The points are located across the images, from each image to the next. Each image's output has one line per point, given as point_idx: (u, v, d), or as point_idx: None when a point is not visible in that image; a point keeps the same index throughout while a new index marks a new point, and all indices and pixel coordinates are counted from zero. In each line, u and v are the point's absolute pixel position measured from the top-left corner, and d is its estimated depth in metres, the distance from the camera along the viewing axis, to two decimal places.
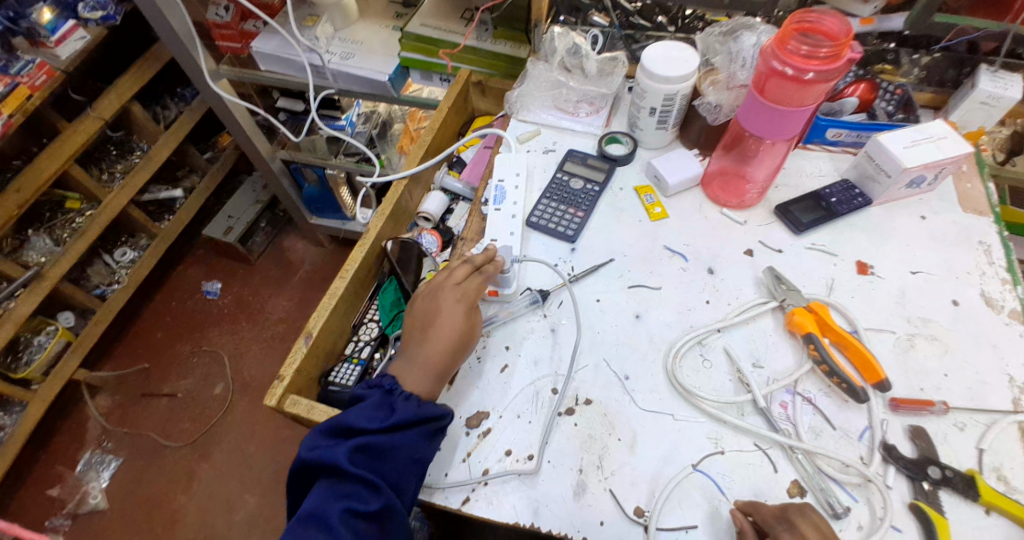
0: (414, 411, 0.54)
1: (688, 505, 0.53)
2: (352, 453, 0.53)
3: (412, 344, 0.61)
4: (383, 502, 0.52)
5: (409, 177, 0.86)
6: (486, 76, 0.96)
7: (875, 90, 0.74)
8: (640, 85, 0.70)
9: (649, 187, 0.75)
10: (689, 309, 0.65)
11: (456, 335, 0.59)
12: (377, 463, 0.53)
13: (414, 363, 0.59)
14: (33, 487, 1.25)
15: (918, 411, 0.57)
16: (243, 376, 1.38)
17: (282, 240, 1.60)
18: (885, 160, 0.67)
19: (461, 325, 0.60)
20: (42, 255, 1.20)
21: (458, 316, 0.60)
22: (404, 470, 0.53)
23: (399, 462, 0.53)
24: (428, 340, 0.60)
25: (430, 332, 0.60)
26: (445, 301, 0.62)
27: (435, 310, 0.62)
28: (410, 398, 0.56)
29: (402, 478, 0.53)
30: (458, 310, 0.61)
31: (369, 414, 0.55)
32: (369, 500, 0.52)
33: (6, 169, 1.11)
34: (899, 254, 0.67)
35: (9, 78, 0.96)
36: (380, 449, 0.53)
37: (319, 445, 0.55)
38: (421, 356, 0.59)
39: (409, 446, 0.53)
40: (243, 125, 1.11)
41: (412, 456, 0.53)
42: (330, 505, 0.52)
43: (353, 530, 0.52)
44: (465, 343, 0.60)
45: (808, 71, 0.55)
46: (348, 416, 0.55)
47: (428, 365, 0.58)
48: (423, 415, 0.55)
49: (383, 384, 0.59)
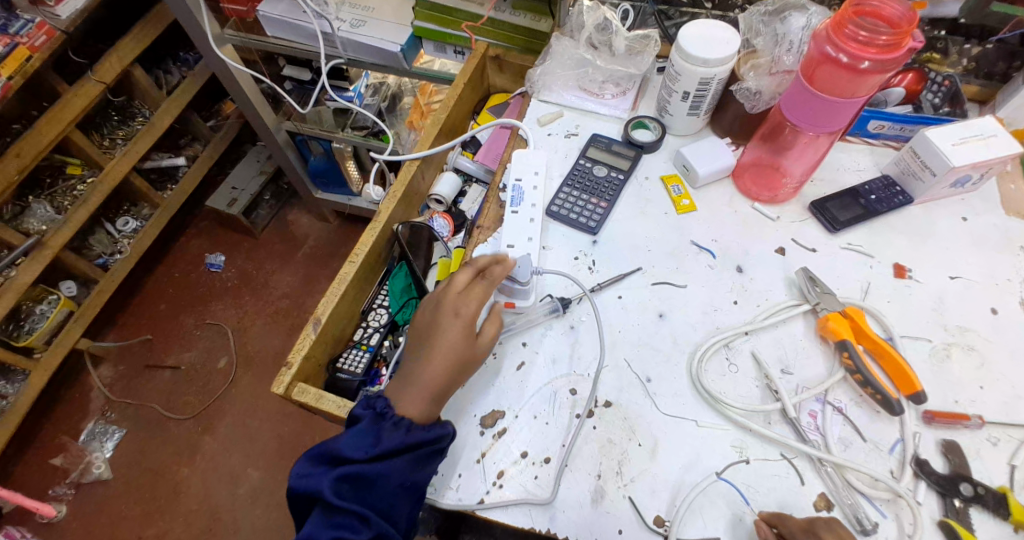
0: (401, 440, 0.51)
1: (711, 515, 0.51)
2: (339, 484, 0.50)
3: (408, 363, 0.57)
4: (375, 531, 0.50)
5: (421, 159, 0.81)
6: (503, 49, 0.91)
7: (923, 81, 0.71)
8: (673, 67, 0.66)
9: (676, 176, 0.71)
10: (715, 310, 0.62)
11: (453, 355, 0.55)
12: (365, 492, 0.51)
13: (409, 384, 0.55)
14: (37, 455, 1.24)
15: (953, 425, 0.54)
16: (247, 351, 1.36)
17: (287, 213, 1.56)
18: (930, 158, 0.62)
19: (460, 343, 0.55)
20: (43, 223, 1.17)
21: (456, 333, 0.55)
22: (395, 497, 0.51)
23: (389, 490, 0.51)
24: (425, 359, 0.55)
25: (427, 350, 0.56)
26: (444, 317, 0.57)
27: (433, 326, 0.57)
28: (400, 423, 0.53)
29: (392, 505, 0.51)
30: (456, 325, 0.56)
31: (353, 442, 0.52)
32: (358, 531, 0.50)
33: (6, 132, 1.07)
34: (937, 257, 0.64)
35: (9, 38, 0.91)
36: (367, 479, 0.51)
37: (305, 472, 0.52)
38: (416, 378, 0.55)
39: (400, 474, 0.51)
40: (248, 93, 1.06)
41: (402, 482, 0.51)
42: (320, 533, 0.49)
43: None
44: (464, 362, 0.55)
45: (864, 60, 0.51)
46: (333, 443, 0.52)
47: (423, 387, 0.54)
48: (411, 441, 0.51)
49: (376, 406, 0.55)
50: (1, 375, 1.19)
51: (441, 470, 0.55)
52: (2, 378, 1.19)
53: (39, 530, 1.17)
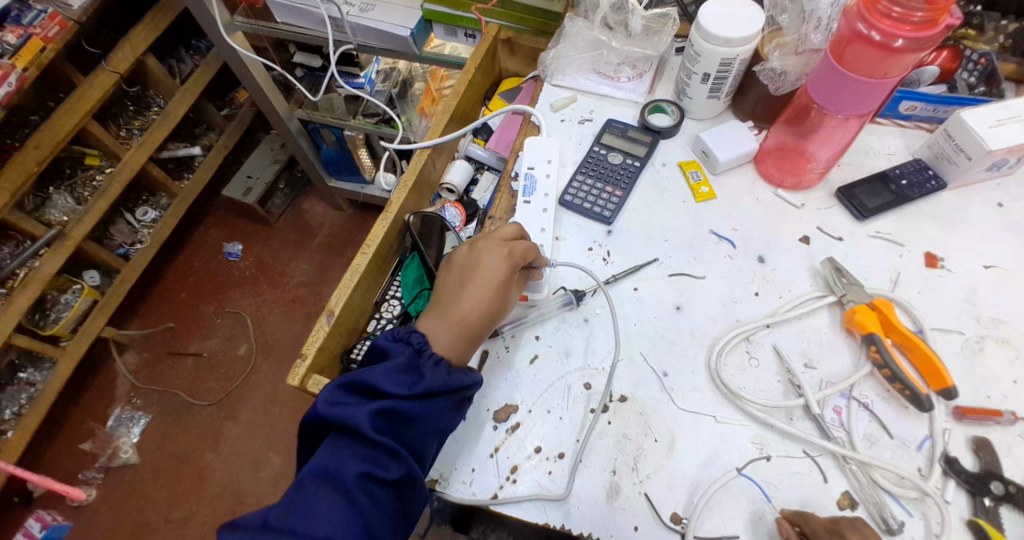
0: (444, 380, 0.51)
1: (729, 511, 0.50)
2: (374, 417, 0.49)
3: (444, 299, 0.56)
4: (404, 470, 0.49)
5: (432, 147, 0.80)
6: (516, 32, 0.87)
7: (958, 59, 0.67)
8: (693, 47, 0.63)
9: (695, 162, 0.68)
10: (734, 302, 0.60)
11: (495, 300, 0.55)
12: (399, 430, 0.50)
13: (446, 321, 0.55)
14: (67, 440, 1.28)
15: (984, 421, 0.52)
16: (265, 338, 1.37)
17: (301, 202, 1.56)
18: (966, 141, 0.59)
19: (502, 286, 0.56)
20: (64, 213, 1.18)
21: (501, 276, 0.56)
22: (428, 439, 0.50)
23: (423, 431, 0.50)
24: (466, 299, 0.55)
25: (467, 290, 0.55)
26: (487, 258, 0.56)
27: (476, 267, 0.56)
28: (440, 364, 0.52)
29: (423, 445, 0.50)
30: (501, 267, 0.56)
31: (394, 376, 0.51)
32: (389, 468, 0.49)
33: (24, 125, 1.08)
34: (971, 245, 0.61)
35: (22, 30, 0.91)
36: (405, 416, 0.50)
37: (339, 401, 0.50)
38: (454, 316, 0.54)
39: (437, 417, 0.50)
40: (259, 81, 1.05)
41: (436, 426, 0.51)
42: (348, 466, 0.48)
43: (371, 497, 0.48)
44: (502, 308, 0.56)
45: (898, 38, 0.48)
46: (371, 375, 0.51)
47: (462, 327, 0.54)
48: (453, 384, 0.52)
49: (412, 341, 0.53)
50: (30, 362, 1.22)
51: (454, 464, 0.54)
52: (31, 366, 1.22)
53: (70, 513, 1.21)
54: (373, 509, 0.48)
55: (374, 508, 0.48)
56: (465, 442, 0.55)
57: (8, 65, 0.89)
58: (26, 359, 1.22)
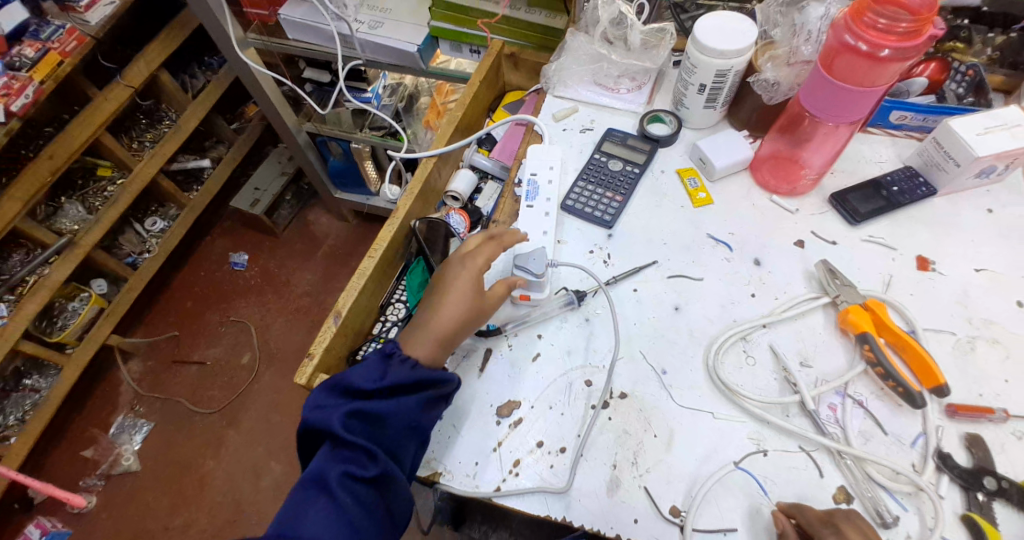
0: (408, 374, 0.53)
1: (727, 505, 0.51)
2: (347, 418, 0.51)
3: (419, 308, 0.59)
4: (381, 468, 0.50)
5: (438, 155, 0.83)
6: (519, 47, 0.90)
7: (946, 71, 0.70)
8: (690, 59, 0.66)
9: (693, 169, 0.71)
10: (732, 303, 0.61)
11: (463, 301, 0.57)
12: (374, 430, 0.52)
13: (418, 326, 0.57)
14: (68, 447, 1.28)
15: (976, 419, 0.53)
16: (269, 347, 1.39)
17: (307, 213, 1.59)
18: (954, 148, 0.61)
19: (470, 295, 0.57)
20: (75, 222, 1.21)
21: (468, 284, 0.58)
22: (402, 436, 0.52)
23: (395, 428, 0.51)
24: (436, 302, 0.58)
25: (437, 295, 0.58)
26: (455, 266, 0.60)
27: (446, 276, 0.59)
28: (406, 360, 0.54)
29: (399, 442, 0.52)
30: (468, 279, 0.58)
31: (364, 375, 0.54)
32: (367, 466, 0.50)
33: (39, 136, 1.11)
34: (961, 250, 0.63)
35: (41, 43, 0.95)
36: (377, 414, 0.52)
37: (319, 406, 0.53)
38: (425, 320, 0.57)
39: (406, 413, 0.51)
40: (270, 95, 1.09)
41: (408, 422, 0.52)
42: (330, 468, 0.50)
43: (353, 497, 0.50)
44: (474, 311, 0.57)
45: (884, 48, 0.51)
46: (344, 378, 0.54)
47: (432, 329, 0.56)
48: (418, 377, 0.53)
49: (384, 348, 0.56)
50: (35, 369, 1.24)
51: (458, 459, 0.55)
52: (36, 373, 1.23)
53: (69, 521, 1.21)
54: (355, 508, 0.50)
55: (357, 507, 0.50)
56: (468, 436, 0.56)
57: (25, 77, 0.92)
58: (31, 367, 1.24)
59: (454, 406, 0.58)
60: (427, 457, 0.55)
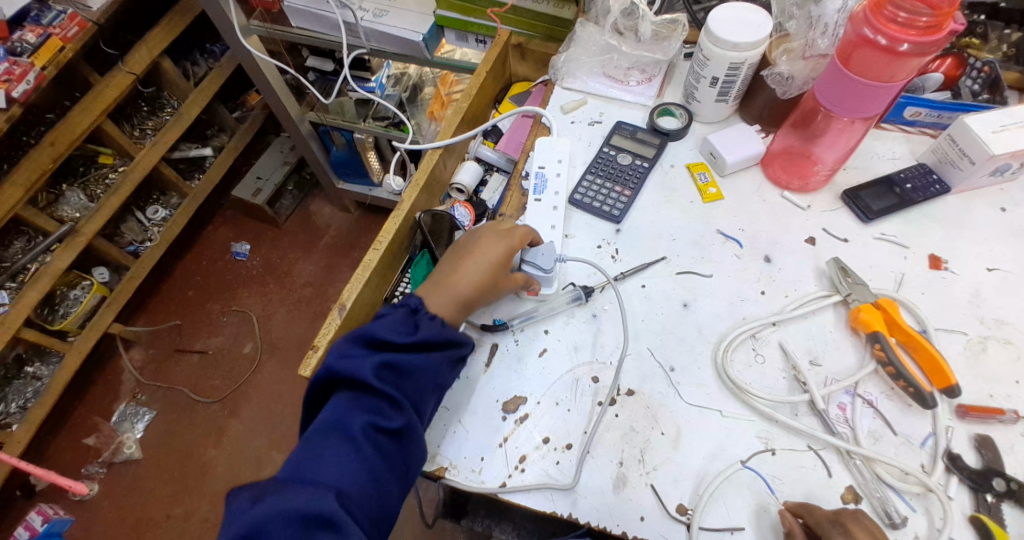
0: (438, 330, 0.54)
1: (734, 504, 0.51)
2: (377, 368, 0.51)
3: (444, 267, 0.60)
4: (406, 420, 0.50)
5: (443, 147, 0.81)
6: (526, 37, 0.89)
7: (963, 66, 0.69)
8: (702, 52, 0.64)
9: (703, 164, 0.70)
10: (741, 300, 0.61)
11: (488, 270, 0.58)
12: (400, 382, 0.52)
13: (442, 286, 0.58)
14: (71, 435, 1.28)
15: (987, 420, 0.52)
16: (271, 337, 1.39)
17: (310, 203, 1.58)
18: (969, 146, 0.60)
19: (498, 261, 0.59)
20: (76, 210, 1.20)
21: (498, 252, 0.59)
22: (426, 390, 0.52)
23: (422, 383, 0.52)
24: (461, 266, 0.58)
25: (464, 259, 0.59)
26: (485, 235, 0.61)
27: (475, 241, 0.61)
28: (435, 318, 0.55)
29: (422, 397, 0.52)
30: (499, 246, 0.59)
31: (393, 328, 0.54)
32: (392, 417, 0.51)
33: (40, 122, 1.10)
34: (974, 249, 0.62)
35: (42, 29, 0.94)
36: (405, 368, 0.52)
37: (346, 355, 0.53)
38: (449, 281, 0.58)
39: (435, 369, 0.53)
40: (273, 83, 1.07)
41: (434, 378, 0.53)
42: (354, 416, 0.50)
43: (376, 447, 0.50)
44: (497, 283, 0.59)
45: (903, 42, 0.49)
46: (374, 328, 0.54)
47: (455, 292, 0.58)
48: (448, 335, 0.55)
49: (409, 303, 0.57)
50: (37, 356, 1.23)
51: (463, 454, 0.55)
52: (38, 360, 1.23)
53: (72, 507, 1.21)
54: (378, 457, 0.50)
55: (379, 457, 0.50)
56: (473, 431, 0.56)
57: (26, 62, 0.91)
58: (33, 354, 1.23)
59: (459, 401, 0.57)
60: (432, 452, 0.55)
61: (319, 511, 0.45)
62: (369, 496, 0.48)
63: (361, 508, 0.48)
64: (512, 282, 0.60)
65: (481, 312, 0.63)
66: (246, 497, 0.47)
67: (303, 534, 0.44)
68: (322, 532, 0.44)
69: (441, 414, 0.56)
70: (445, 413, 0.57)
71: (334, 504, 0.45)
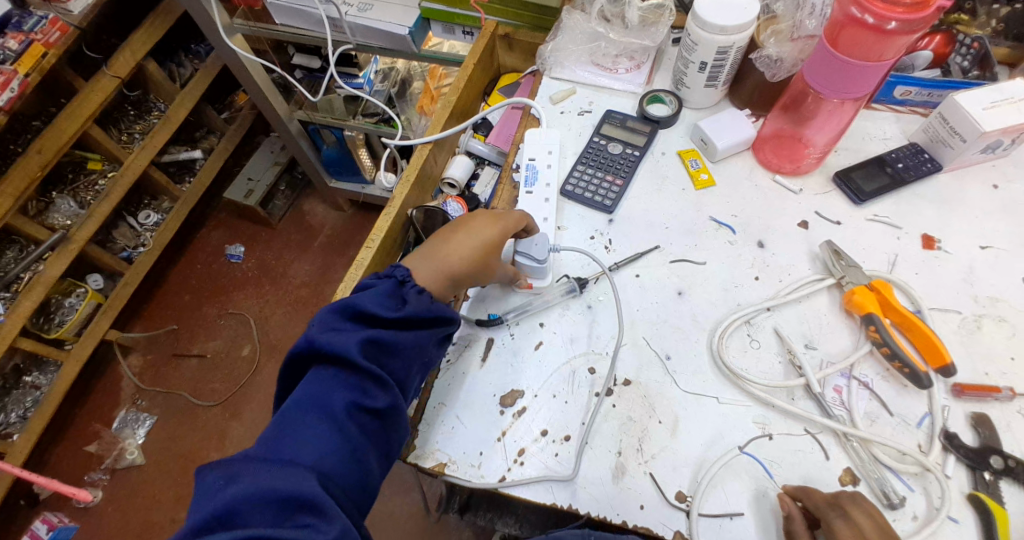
0: (427, 307, 0.54)
1: (731, 490, 0.51)
2: (363, 344, 0.50)
3: (432, 240, 0.59)
4: (391, 399, 0.50)
5: (433, 142, 0.80)
6: (513, 28, 0.88)
7: (952, 44, 0.68)
8: (689, 36, 0.64)
9: (694, 151, 0.69)
10: (736, 286, 0.61)
11: (480, 250, 0.57)
12: (385, 359, 0.51)
13: (433, 259, 0.57)
14: (72, 443, 1.28)
15: (983, 397, 0.53)
16: (269, 337, 1.38)
17: (302, 203, 1.57)
18: (960, 123, 0.60)
19: (490, 239, 0.58)
20: (67, 218, 1.19)
21: (491, 230, 0.58)
22: (412, 369, 0.52)
23: (408, 359, 0.52)
24: (455, 241, 0.57)
25: (456, 235, 0.58)
26: (482, 216, 0.60)
27: (466, 218, 0.60)
28: (423, 294, 0.55)
29: (406, 375, 0.52)
30: (492, 226, 0.59)
31: (379, 301, 0.52)
32: (376, 396, 0.49)
33: (27, 130, 1.08)
34: (967, 226, 0.62)
35: (23, 35, 0.92)
36: (391, 346, 0.51)
37: (331, 329, 0.50)
38: (439, 254, 0.57)
39: (421, 345, 0.53)
40: (259, 83, 1.05)
41: (420, 355, 0.53)
42: (335, 394, 0.48)
43: (358, 426, 0.48)
44: (488, 265, 0.58)
45: (890, 20, 0.49)
46: (361, 301, 0.52)
47: (444, 267, 0.57)
48: (435, 313, 0.54)
49: (395, 274, 0.55)
50: (35, 366, 1.23)
51: (463, 448, 0.55)
52: (36, 369, 1.23)
53: (77, 515, 1.21)
54: (360, 437, 0.48)
55: (361, 436, 0.48)
56: (472, 427, 0.55)
57: (10, 70, 0.90)
58: (30, 363, 1.23)
59: (456, 397, 0.57)
60: (430, 449, 0.55)
61: (300, 493, 0.43)
62: (350, 477, 0.47)
63: (342, 489, 0.46)
64: (505, 270, 0.60)
65: (474, 306, 0.63)
66: (218, 477, 0.45)
67: (284, 517, 0.43)
68: (302, 515, 0.43)
69: (438, 411, 0.56)
70: (443, 410, 0.56)
71: (315, 487, 0.44)
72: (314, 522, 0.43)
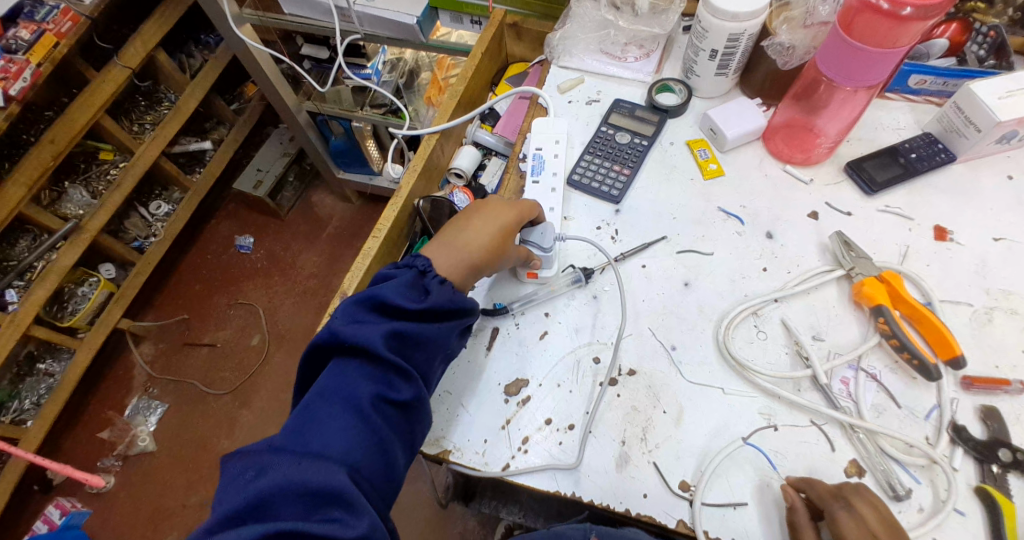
0: (449, 298, 0.53)
1: (736, 482, 0.51)
2: (387, 338, 0.50)
3: (451, 230, 0.59)
4: (416, 391, 0.50)
5: (439, 132, 0.80)
6: (521, 16, 0.87)
7: (968, 32, 0.67)
8: (701, 23, 0.63)
9: (703, 141, 0.69)
10: (743, 277, 0.60)
11: (499, 238, 0.58)
12: (410, 351, 0.51)
13: (451, 248, 0.57)
14: (86, 430, 1.31)
15: (992, 391, 0.52)
16: (277, 327, 1.40)
17: (311, 195, 1.58)
18: (975, 113, 0.59)
19: (507, 226, 0.58)
20: (80, 207, 1.20)
21: (508, 218, 0.59)
22: (434, 361, 0.52)
23: (431, 352, 0.52)
24: (475, 229, 0.58)
25: (474, 222, 0.58)
26: (496, 203, 0.60)
27: (481, 206, 0.60)
28: (445, 284, 0.54)
29: (429, 368, 0.52)
30: (508, 214, 0.59)
31: (403, 292, 0.52)
32: (400, 389, 0.50)
33: (40, 120, 1.09)
34: (980, 218, 0.61)
35: (36, 25, 0.93)
36: (416, 339, 0.51)
37: (358, 319, 0.51)
38: (460, 244, 0.57)
39: (444, 339, 0.52)
40: (268, 73, 1.05)
41: (444, 346, 0.53)
42: (361, 385, 0.48)
43: (383, 418, 0.48)
44: (504, 252, 0.58)
45: (906, 6, 0.48)
46: (383, 290, 0.52)
47: (465, 257, 0.57)
48: (457, 303, 0.54)
49: (415, 265, 0.55)
50: (48, 353, 1.25)
51: (465, 434, 0.55)
52: (50, 357, 1.24)
53: (89, 500, 1.24)
54: (387, 429, 0.48)
55: (388, 428, 0.48)
56: (477, 413, 0.56)
57: (22, 60, 0.90)
58: (44, 351, 1.25)
59: (461, 386, 0.57)
60: (436, 436, 0.55)
61: (332, 487, 0.43)
62: (378, 469, 0.47)
63: (370, 481, 0.47)
64: (517, 252, 0.60)
65: (483, 295, 0.63)
66: (247, 468, 0.46)
67: (313, 510, 0.43)
68: (331, 509, 0.44)
69: (443, 399, 0.57)
70: (448, 398, 0.57)
71: (346, 480, 0.44)
72: (343, 517, 0.43)
